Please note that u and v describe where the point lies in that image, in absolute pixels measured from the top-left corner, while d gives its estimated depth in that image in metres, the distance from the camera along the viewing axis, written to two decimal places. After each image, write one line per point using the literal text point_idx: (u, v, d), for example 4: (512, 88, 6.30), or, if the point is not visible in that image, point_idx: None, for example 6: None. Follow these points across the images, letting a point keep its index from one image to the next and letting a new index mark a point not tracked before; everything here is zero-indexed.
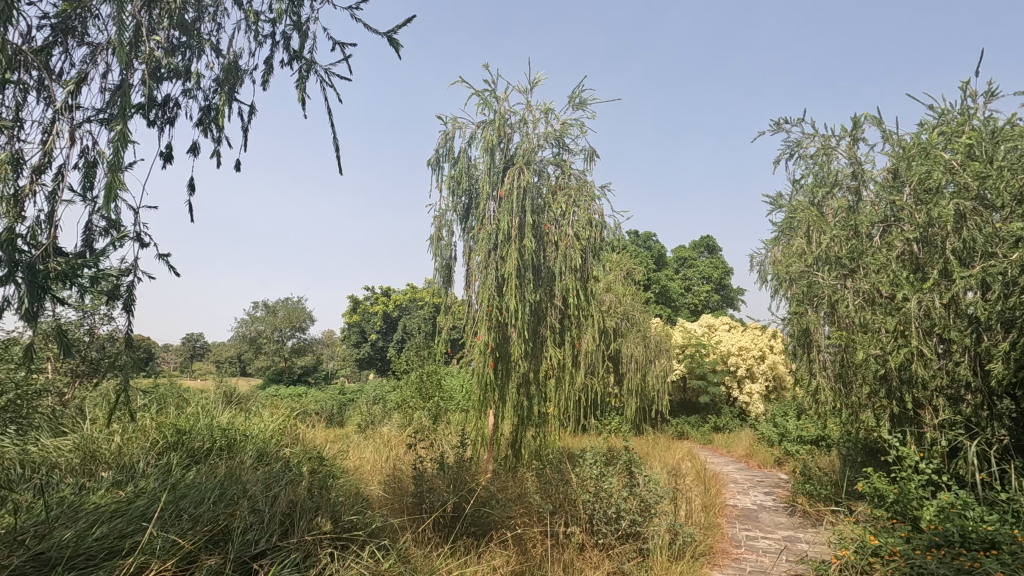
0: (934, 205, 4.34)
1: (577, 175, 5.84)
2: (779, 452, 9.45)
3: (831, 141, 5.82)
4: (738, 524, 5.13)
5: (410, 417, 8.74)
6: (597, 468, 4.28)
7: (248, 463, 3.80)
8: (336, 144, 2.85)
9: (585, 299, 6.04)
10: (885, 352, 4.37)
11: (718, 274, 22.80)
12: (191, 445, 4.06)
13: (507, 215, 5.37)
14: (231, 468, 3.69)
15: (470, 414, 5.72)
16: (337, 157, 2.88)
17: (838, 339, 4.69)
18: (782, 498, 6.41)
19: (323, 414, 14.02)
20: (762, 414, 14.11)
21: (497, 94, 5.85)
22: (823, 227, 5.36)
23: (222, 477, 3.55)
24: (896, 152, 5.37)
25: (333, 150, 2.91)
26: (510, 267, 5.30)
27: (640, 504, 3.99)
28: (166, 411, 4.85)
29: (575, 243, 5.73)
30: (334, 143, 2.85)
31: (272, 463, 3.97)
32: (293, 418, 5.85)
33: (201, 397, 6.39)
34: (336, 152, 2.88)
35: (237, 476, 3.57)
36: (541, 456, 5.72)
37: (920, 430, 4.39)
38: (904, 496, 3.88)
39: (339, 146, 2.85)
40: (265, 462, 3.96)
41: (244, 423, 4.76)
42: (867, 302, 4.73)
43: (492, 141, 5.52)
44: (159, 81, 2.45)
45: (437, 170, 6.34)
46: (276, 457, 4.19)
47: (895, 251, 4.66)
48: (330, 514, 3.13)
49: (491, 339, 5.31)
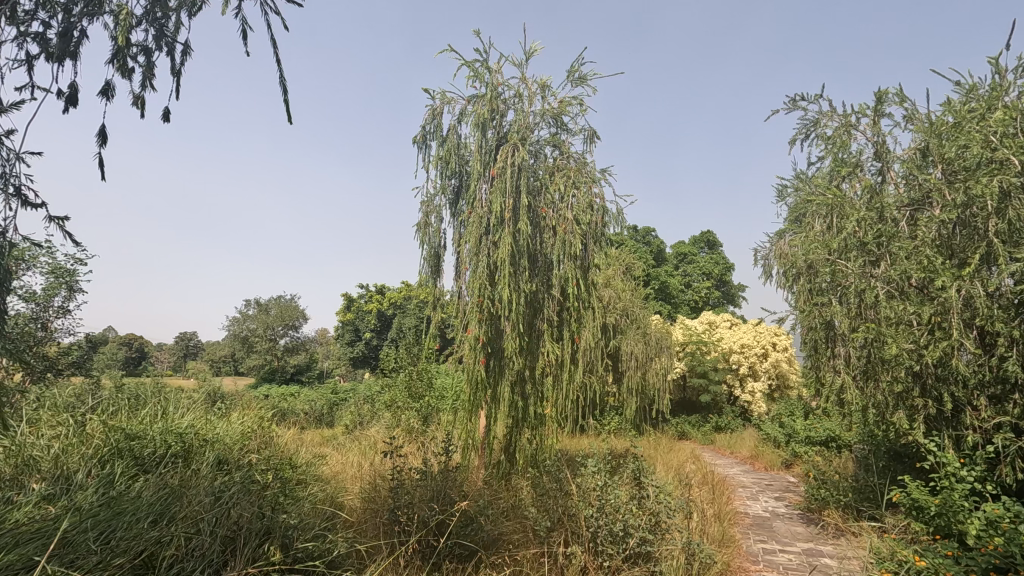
0: (974, 182, 3.89)
1: (577, 157, 5.40)
2: (786, 454, 9.03)
3: (852, 118, 5.40)
4: (752, 535, 4.71)
5: (398, 417, 8.28)
6: (601, 478, 3.78)
7: (200, 475, 3.31)
8: (286, 92, 2.45)
9: (585, 290, 5.58)
10: (919, 346, 3.94)
11: (718, 271, 22.35)
12: (140, 452, 3.58)
13: (500, 197, 4.91)
14: (182, 481, 3.22)
15: (460, 415, 5.28)
16: (287, 107, 2.49)
17: (864, 332, 4.26)
18: (796, 505, 5.97)
19: (313, 415, 13.60)
20: (765, 414, 13.69)
21: (489, 66, 5.38)
22: (844, 211, 4.93)
23: (163, 493, 3.06)
24: (923, 130, 4.93)
25: (285, 100, 2.46)
26: (504, 255, 4.85)
27: (650, 518, 3.53)
28: (120, 413, 4.38)
29: (574, 229, 5.24)
30: (284, 90, 2.41)
31: (232, 473, 3.51)
32: (268, 419, 5.40)
33: (171, 398, 5.95)
34: (286, 102, 2.49)
35: (185, 490, 3.09)
36: (537, 462, 5.26)
37: (958, 433, 3.97)
38: (948, 508, 3.43)
39: (288, 94, 2.45)
40: (225, 472, 3.51)
41: (207, 426, 4.29)
42: (896, 292, 4.30)
43: (483, 117, 5.06)
44: (63, 10, 1.98)
45: (424, 150, 5.88)
46: (239, 466, 3.72)
47: (927, 235, 4.23)
48: (279, 543, 2.67)
49: (483, 333, 4.86)
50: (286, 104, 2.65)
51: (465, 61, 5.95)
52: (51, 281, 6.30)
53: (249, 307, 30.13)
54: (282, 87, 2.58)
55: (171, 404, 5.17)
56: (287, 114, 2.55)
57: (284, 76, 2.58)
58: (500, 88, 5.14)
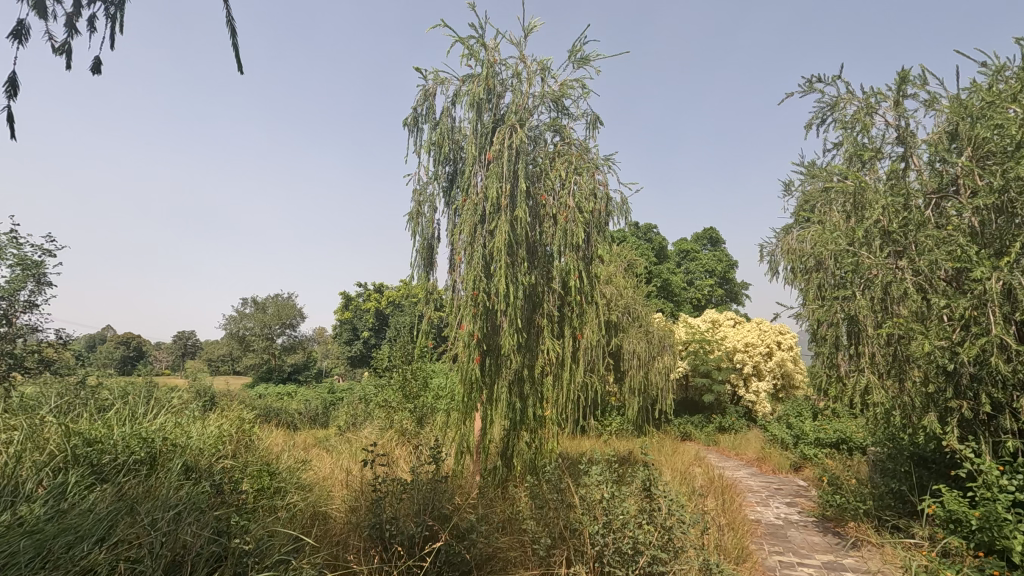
0: (1014, 164, 3.56)
1: (579, 142, 5.09)
2: (795, 456, 8.70)
3: (872, 100, 5.08)
4: (767, 546, 4.39)
5: (392, 419, 7.94)
6: (607, 488, 3.45)
7: (162, 488, 3.00)
8: (232, 35, 2.17)
9: (588, 284, 5.25)
10: (953, 342, 3.62)
11: (721, 269, 22.05)
12: (100, 457, 3.26)
13: (496, 182, 4.58)
14: (143, 495, 2.90)
15: (454, 417, 4.97)
16: (239, 57, 2.19)
17: (890, 328, 3.94)
18: (811, 512, 5.64)
19: (307, 416, 13.31)
20: (770, 414, 13.37)
21: (485, 43, 5.07)
22: (865, 198, 4.62)
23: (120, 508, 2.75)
24: (949, 111, 4.62)
25: (231, 40, 2.19)
26: (500, 244, 4.53)
27: (661, 535, 3.18)
28: (85, 415, 4.06)
29: (576, 217, 4.90)
30: (229, 30, 2.15)
31: (200, 483, 3.18)
32: (250, 420, 5.09)
33: (149, 399, 5.64)
34: (232, 43, 2.21)
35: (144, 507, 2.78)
36: (536, 467, 4.94)
37: (995, 438, 3.64)
38: (991, 522, 3.10)
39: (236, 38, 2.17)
40: (193, 482, 3.18)
41: (179, 430, 3.97)
42: (925, 285, 3.97)
43: (477, 96, 4.75)
44: None
45: (416, 134, 5.57)
46: (208, 477, 3.40)
47: (960, 222, 3.90)
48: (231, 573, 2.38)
49: (478, 329, 4.53)
50: (237, 49, 2.34)
51: (460, 40, 5.64)
52: (18, 273, 6.59)
53: (245, 306, 29.88)
54: (232, 30, 2.27)
55: (146, 406, 4.85)
56: (236, 60, 2.26)
57: (236, 19, 2.27)
58: (495, 67, 4.84)
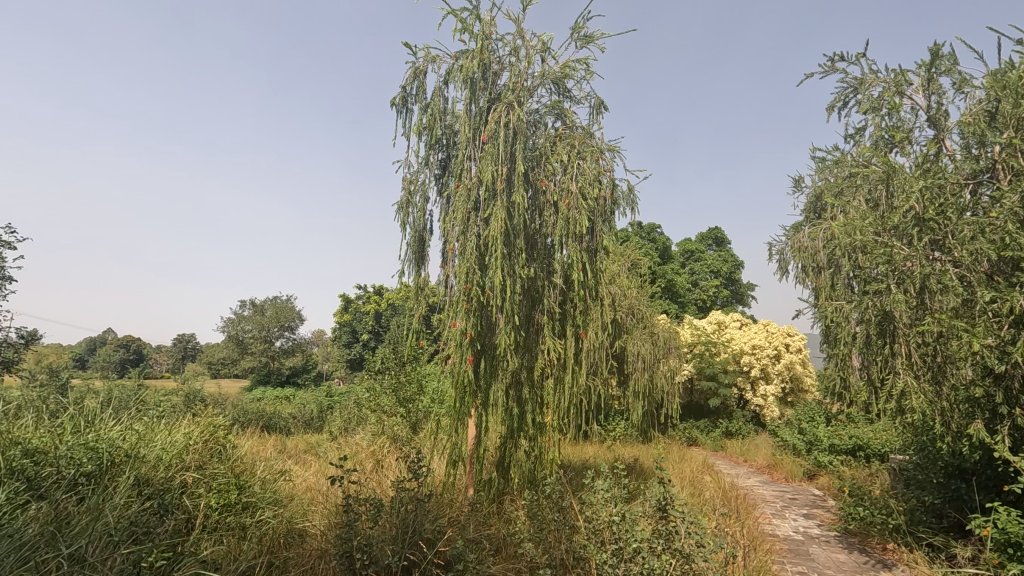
0: None
1: (581, 125, 4.75)
2: (809, 463, 8.26)
3: (900, 80, 4.74)
4: (789, 566, 4.00)
5: (384, 425, 7.55)
6: (617, 507, 3.04)
7: (101, 512, 2.62)
8: None
9: (592, 278, 4.87)
10: (1003, 341, 3.25)
11: (727, 269, 21.67)
12: (38, 471, 2.90)
13: (491, 166, 4.23)
14: (77, 523, 2.54)
15: (446, 423, 4.58)
16: None
17: (929, 324, 3.54)
18: (831, 526, 5.23)
19: (301, 420, 12.93)
20: (779, 419, 12.97)
21: (480, 16, 4.71)
22: (893, 183, 4.25)
23: (47, 538, 2.39)
24: (985, 89, 4.27)
25: None
26: (495, 233, 4.17)
27: (676, 561, 2.75)
28: (36, 421, 3.68)
29: (579, 204, 4.53)
30: None
31: (148, 504, 2.83)
32: (226, 425, 4.73)
33: (119, 402, 5.28)
34: None
35: (71, 542, 2.41)
36: (537, 478, 4.54)
37: None
38: None
39: None
40: (141, 504, 2.82)
41: (140, 438, 3.61)
42: (966, 277, 3.58)
43: (470, 72, 4.41)
44: None
45: (405, 115, 5.23)
46: (161, 498, 3.03)
47: (1005, 208, 3.51)
48: None
49: (470, 327, 4.16)
50: None
51: (454, 15, 5.31)
52: None
53: (243, 308, 29.59)
54: None
55: (111, 410, 4.51)
56: None
57: None
58: (491, 42, 4.50)
